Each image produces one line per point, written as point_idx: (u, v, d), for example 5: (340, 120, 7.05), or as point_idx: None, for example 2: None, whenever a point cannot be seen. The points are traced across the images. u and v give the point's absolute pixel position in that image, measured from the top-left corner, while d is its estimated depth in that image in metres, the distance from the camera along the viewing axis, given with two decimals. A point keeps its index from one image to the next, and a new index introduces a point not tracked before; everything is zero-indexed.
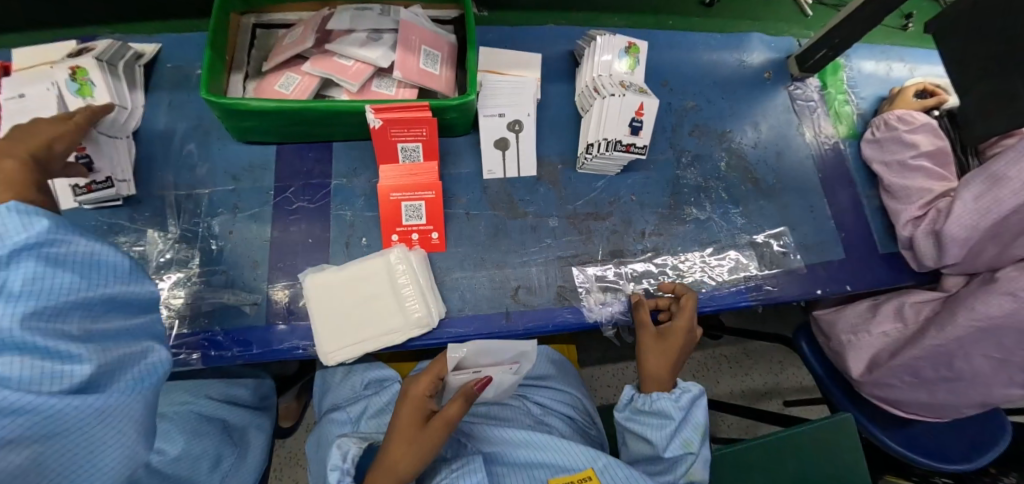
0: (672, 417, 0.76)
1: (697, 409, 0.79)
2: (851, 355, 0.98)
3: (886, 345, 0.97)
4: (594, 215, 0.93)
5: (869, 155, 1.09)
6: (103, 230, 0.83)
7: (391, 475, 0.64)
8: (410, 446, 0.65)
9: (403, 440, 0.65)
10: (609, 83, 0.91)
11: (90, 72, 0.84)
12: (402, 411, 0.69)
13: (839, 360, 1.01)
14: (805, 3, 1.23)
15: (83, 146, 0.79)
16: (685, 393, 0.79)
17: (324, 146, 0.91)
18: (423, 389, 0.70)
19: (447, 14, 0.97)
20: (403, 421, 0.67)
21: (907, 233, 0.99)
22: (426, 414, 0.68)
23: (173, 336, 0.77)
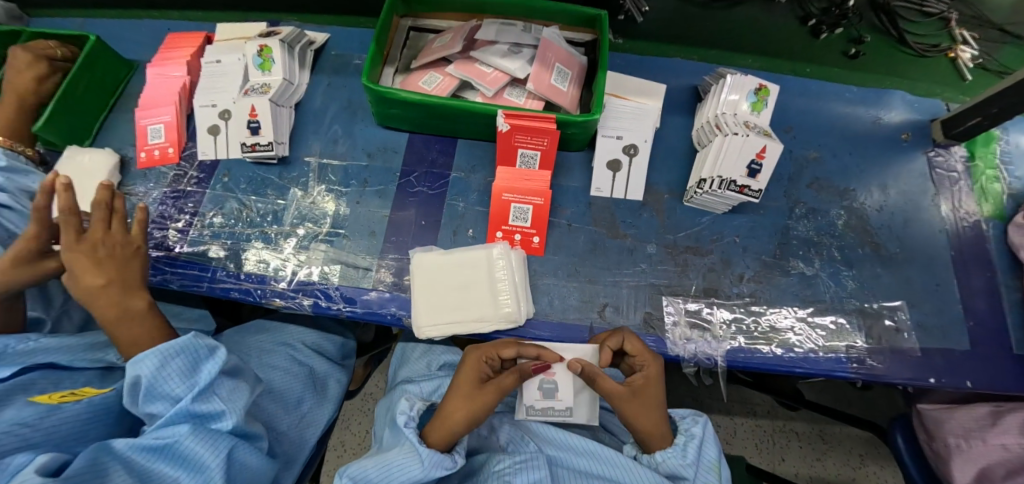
0: (684, 477, 0.70)
1: (709, 443, 0.74)
2: (956, 462, 0.86)
3: (1005, 461, 0.85)
4: (694, 250, 0.93)
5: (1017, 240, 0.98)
6: (257, 182, 0.96)
7: (448, 424, 0.70)
8: (467, 403, 0.71)
9: (462, 396, 0.72)
10: (732, 122, 0.91)
11: (273, 52, 0.98)
12: (460, 371, 0.75)
13: (941, 466, 0.89)
14: (966, 66, 1.15)
15: (257, 113, 0.93)
16: (688, 441, 0.73)
17: (449, 141, 0.99)
18: (481, 354, 0.75)
19: (582, 37, 1.03)
20: (461, 381, 0.74)
21: None
22: (481, 376, 0.74)
23: (294, 282, 0.87)
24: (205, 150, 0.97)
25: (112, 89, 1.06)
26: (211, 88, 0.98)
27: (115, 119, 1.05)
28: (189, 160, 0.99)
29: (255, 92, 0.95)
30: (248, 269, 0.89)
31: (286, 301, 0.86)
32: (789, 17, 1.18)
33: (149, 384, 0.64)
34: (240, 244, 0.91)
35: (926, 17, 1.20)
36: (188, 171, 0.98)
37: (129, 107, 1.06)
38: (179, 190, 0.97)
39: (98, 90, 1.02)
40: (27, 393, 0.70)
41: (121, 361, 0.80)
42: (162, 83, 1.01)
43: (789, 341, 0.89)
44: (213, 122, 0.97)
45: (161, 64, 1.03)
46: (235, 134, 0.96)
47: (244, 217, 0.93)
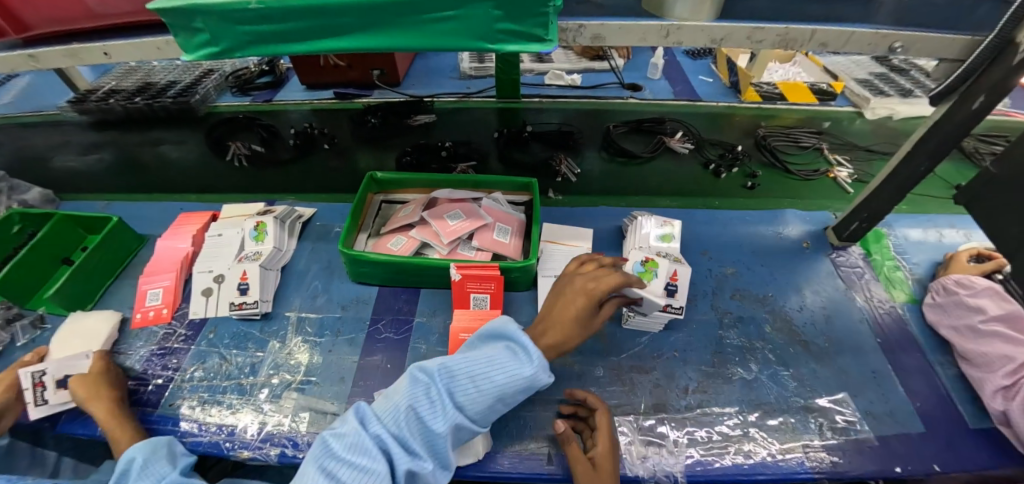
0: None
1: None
2: None
3: None
4: (638, 368, 1.01)
5: (933, 319, 1.09)
6: (239, 336, 1.08)
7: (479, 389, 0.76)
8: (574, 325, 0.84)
9: (577, 307, 0.84)
10: (648, 252, 1.07)
11: (267, 226, 1.18)
12: (574, 292, 0.85)
13: None
14: (845, 182, 1.34)
15: (248, 276, 1.10)
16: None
17: (413, 290, 1.13)
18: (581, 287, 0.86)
19: (520, 198, 1.23)
20: (574, 289, 0.86)
21: (998, 405, 0.93)
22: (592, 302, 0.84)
23: (263, 433, 0.93)
24: (197, 309, 1.11)
25: (122, 259, 1.25)
26: (211, 257, 1.15)
27: (119, 284, 1.22)
28: (180, 318, 1.12)
29: (248, 259, 1.12)
30: (223, 423, 0.95)
31: (254, 452, 0.91)
32: (693, 164, 1.38)
33: (140, 464, 0.75)
34: (216, 396, 0.98)
35: (803, 149, 1.43)
36: (178, 328, 1.10)
37: (134, 274, 1.24)
38: (166, 347, 1.07)
39: (107, 262, 1.21)
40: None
41: None
42: (167, 254, 1.19)
43: (745, 450, 0.92)
44: (206, 284, 1.12)
45: (170, 235, 1.22)
46: (226, 296, 1.10)
47: (222, 370, 1.02)
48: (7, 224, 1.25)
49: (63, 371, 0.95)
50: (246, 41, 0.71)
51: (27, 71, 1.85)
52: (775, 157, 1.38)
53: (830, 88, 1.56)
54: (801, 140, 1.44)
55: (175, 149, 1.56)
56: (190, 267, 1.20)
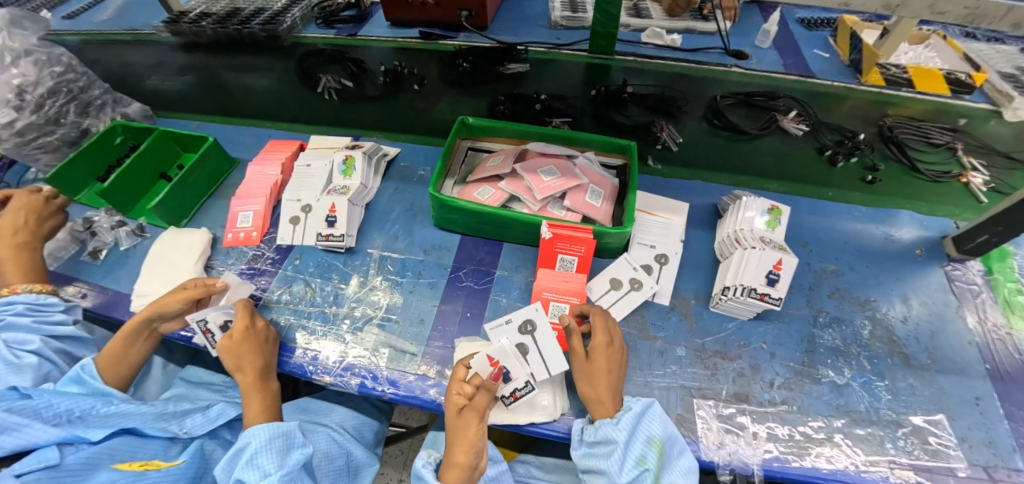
0: (616, 440, 0.79)
1: (653, 421, 0.82)
2: None
3: None
4: (722, 353, 0.97)
5: None
6: (324, 266, 1.10)
7: (455, 468, 0.79)
8: (468, 447, 0.80)
9: (460, 436, 0.81)
10: (751, 236, 1.01)
11: (355, 161, 1.19)
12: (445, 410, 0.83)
13: None
14: (979, 190, 1.21)
15: (336, 209, 1.11)
16: (625, 412, 0.82)
17: (496, 243, 1.12)
18: (456, 387, 0.84)
19: (614, 161, 1.18)
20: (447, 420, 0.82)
21: None
22: (460, 405, 0.82)
23: (345, 363, 0.95)
24: (284, 236, 1.13)
25: (216, 178, 1.29)
26: (300, 186, 1.16)
27: (212, 202, 1.26)
28: (268, 243, 1.15)
29: (336, 192, 1.14)
30: (306, 346, 0.98)
31: (337, 378, 0.94)
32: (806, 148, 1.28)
33: (254, 453, 0.77)
34: (301, 321, 1.02)
35: (934, 147, 1.30)
36: (266, 252, 1.13)
37: (226, 194, 1.27)
38: (256, 268, 1.11)
39: (202, 180, 1.24)
40: (112, 459, 0.80)
41: (179, 432, 0.88)
42: (257, 178, 1.21)
43: (826, 454, 0.88)
44: (294, 213, 1.14)
45: (261, 161, 1.25)
46: (314, 226, 1.12)
47: (308, 297, 1.05)
48: (111, 134, 1.30)
49: (222, 318, 0.92)
50: None
51: None
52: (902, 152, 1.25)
53: (969, 79, 1.35)
54: (932, 135, 1.30)
55: (264, 76, 1.57)
56: (278, 195, 1.22)
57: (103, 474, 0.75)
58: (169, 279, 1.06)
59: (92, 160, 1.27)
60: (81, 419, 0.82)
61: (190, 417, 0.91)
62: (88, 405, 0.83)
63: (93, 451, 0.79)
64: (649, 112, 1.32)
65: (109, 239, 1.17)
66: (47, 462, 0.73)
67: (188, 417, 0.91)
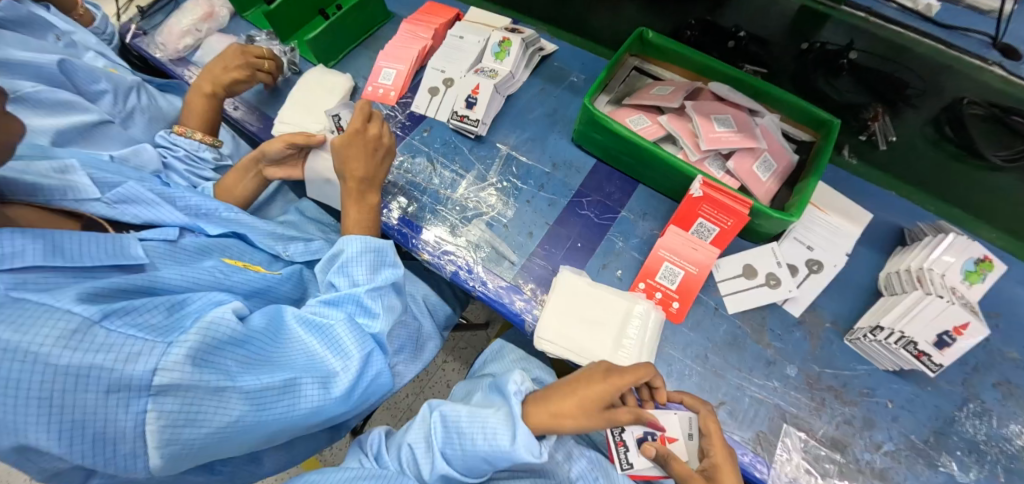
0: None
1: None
2: None
3: None
4: (837, 393, 0.85)
5: None
6: (449, 146, 1.05)
7: (550, 416, 0.69)
8: (575, 414, 0.69)
9: (582, 416, 0.69)
10: (938, 282, 0.82)
11: (512, 45, 1.05)
12: (604, 380, 0.70)
13: None
14: None
15: (479, 91, 1.02)
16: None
17: (630, 181, 0.98)
18: (621, 382, 0.69)
19: (800, 135, 0.98)
20: (592, 390, 0.70)
21: None
22: (606, 403, 0.69)
23: (445, 245, 0.94)
24: (420, 104, 1.08)
25: (369, 28, 1.23)
26: (447, 57, 1.09)
27: (360, 51, 1.22)
28: (402, 106, 1.11)
29: (483, 73, 1.04)
30: (414, 217, 0.97)
31: (433, 258, 0.93)
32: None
33: (345, 261, 0.75)
34: (416, 191, 1.00)
35: None
36: (398, 115, 1.10)
37: (375, 47, 1.23)
38: None
39: (359, 23, 1.19)
40: (222, 254, 0.81)
41: (283, 254, 0.88)
42: (409, 38, 1.14)
43: None
44: (435, 84, 1.08)
45: (416, 22, 1.17)
46: (451, 103, 1.05)
47: (426, 172, 1.02)
48: None
49: None
50: None
51: None
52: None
53: None
54: None
55: None
56: (424, 61, 1.16)
57: (211, 263, 0.76)
58: (307, 115, 1.07)
59: None
60: (204, 215, 0.85)
61: (297, 244, 0.92)
62: (211, 206, 0.85)
63: (205, 239, 0.80)
64: (862, 90, 0.93)
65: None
66: (164, 237, 0.75)
67: (292, 244, 0.91)
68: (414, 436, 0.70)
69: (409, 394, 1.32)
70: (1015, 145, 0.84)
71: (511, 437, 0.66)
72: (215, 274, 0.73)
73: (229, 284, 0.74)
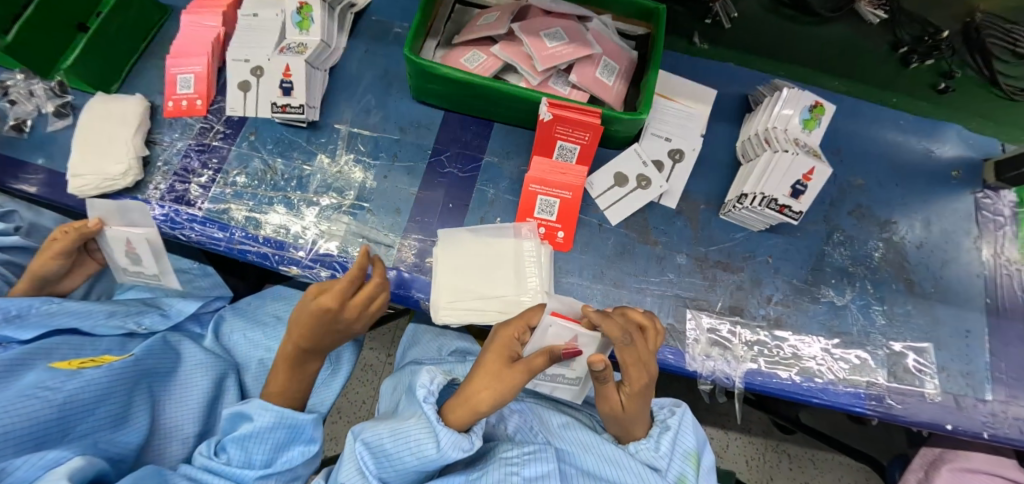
0: (658, 466, 0.70)
1: (687, 432, 0.74)
2: None
3: None
4: (724, 265, 0.90)
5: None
6: (284, 143, 0.93)
7: (467, 405, 0.65)
8: (491, 383, 0.66)
9: (487, 375, 0.66)
10: (782, 138, 0.87)
11: (313, 10, 0.93)
12: (491, 348, 0.70)
13: None
14: None
15: (292, 73, 0.90)
16: (664, 432, 0.73)
17: (485, 124, 0.93)
18: (509, 332, 0.72)
19: (634, 30, 0.96)
20: (490, 356, 0.69)
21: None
22: (509, 355, 0.69)
23: (314, 252, 0.86)
24: (234, 106, 0.94)
25: (145, 31, 1.03)
26: (247, 42, 0.94)
27: (145, 62, 1.03)
28: (217, 114, 0.97)
29: (290, 52, 0.91)
30: (273, 234, 0.87)
31: (304, 271, 0.84)
32: None
33: (245, 435, 0.66)
34: (262, 204, 0.89)
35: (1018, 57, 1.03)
36: (215, 126, 0.96)
37: (161, 52, 1.04)
38: (204, 144, 0.94)
39: (129, 28, 1.00)
40: (48, 358, 0.73)
41: (138, 329, 0.84)
42: (195, 31, 0.98)
43: (810, 371, 0.87)
44: (244, 77, 0.93)
45: (195, 10, 0.99)
46: (267, 94, 0.92)
47: (268, 179, 0.91)
48: None
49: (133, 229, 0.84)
50: None
51: None
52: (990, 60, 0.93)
53: None
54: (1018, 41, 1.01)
55: None
56: (223, 53, 1.00)
57: (32, 375, 0.68)
58: (102, 154, 0.89)
59: None
60: (19, 318, 0.75)
61: (150, 314, 0.86)
62: (25, 305, 0.76)
63: (20, 350, 0.71)
64: None
65: (30, 109, 0.96)
66: None
67: (145, 315, 0.86)
68: (346, 472, 0.64)
69: (361, 394, 1.29)
70: None
71: (435, 439, 0.64)
72: (39, 394, 0.64)
73: (62, 399, 0.65)
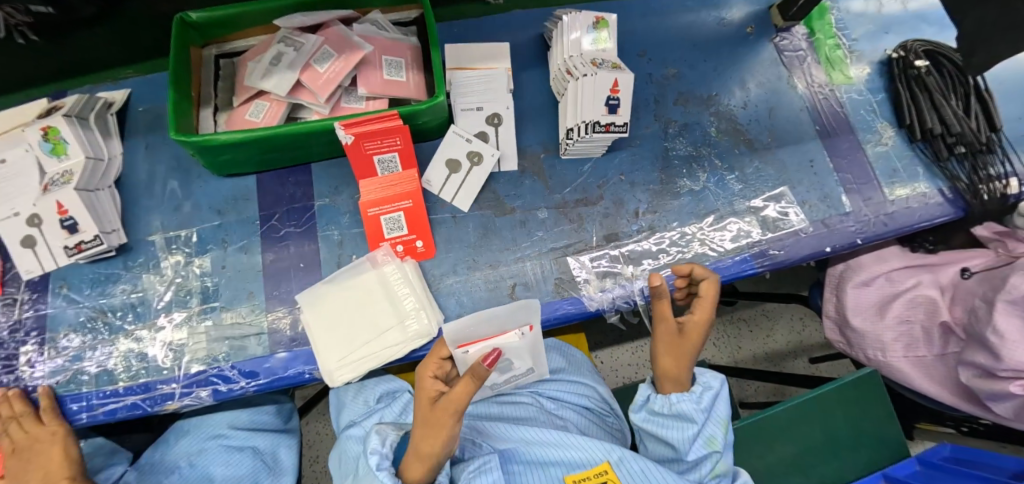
0: (695, 420, 0.70)
1: (722, 400, 0.74)
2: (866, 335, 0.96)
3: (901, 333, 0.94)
4: (585, 201, 0.91)
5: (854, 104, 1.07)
6: (102, 280, 0.84)
7: (418, 460, 0.62)
8: (427, 434, 0.61)
9: (421, 426, 0.61)
10: (581, 62, 0.88)
11: (61, 130, 0.80)
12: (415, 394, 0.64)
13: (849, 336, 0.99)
14: None
15: (68, 208, 0.78)
16: (706, 390, 0.72)
17: (304, 169, 0.88)
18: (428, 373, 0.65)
19: (407, 16, 0.92)
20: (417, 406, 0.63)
21: (895, 206, 1.00)
22: (434, 396, 0.63)
23: (184, 376, 0.78)
24: (30, 267, 0.83)
25: None
26: (7, 194, 0.81)
27: None
28: (13, 283, 0.84)
29: (56, 186, 0.79)
30: (131, 378, 0.79)
31: (182, 400, 0.77)
32: None
33: None
34: (104, 353, 0.80)
35: None
36: (17, 296, 0.83)
37: None
38: (13, 322, 0.82)
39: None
40: None
41: None
42: None
43: (696, 260, 0.91)
44: (24, 231, 0.81)
45: None
46: (53, 237, 0.80)
47: (101, 323, 0.82)
48: None
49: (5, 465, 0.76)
50: None
51: None
52: None
53: None
54: None
55: None
56: None
57: None
58: None
59: None
60: None
61: None
62: None
63: None
64: None
65: None
66: None
67: None
68: None
69: None
70: None
71: None
72: None
73: None
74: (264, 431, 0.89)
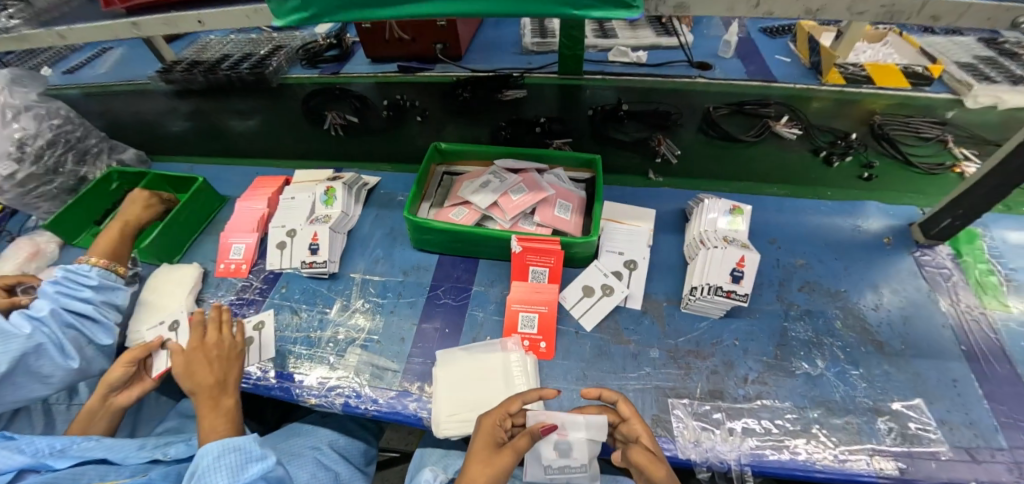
0: None
1: None
2: None
3: None
4: (695, 352, 0.99)
5: (1010, 335, 1.02)
6: (309, 293, 1.12)
7: None
8: (484, 469, 0.73)
9: (480, 461, 0.74)
10: (713, 237, 1.04)
11: (336, 191, 1.20)
12: (478, 435, 0.78)
13: None
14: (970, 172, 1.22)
15: (319, 237, 1.13)
16: None
17: (472, 261, 1.13)
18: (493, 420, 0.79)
19: (582, 176, 1.21)
20: (478, 444, 0.77)
21: None
22: (495, 440, 0.77)
23: (325, 386, 0.97)
24: (273, 261, 1.15)
25: (205, 217, 1.29)
26: (284, 216, 1.17)
27: (203, 240, 1.27)
28: (258, 273, 1.17)
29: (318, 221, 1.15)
30: (290, 369, 1.00)
31: (321, 400, 0.95)
32: (800, 150, 1.34)
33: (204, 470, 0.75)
34: (287, 345, 1.03)
35: (924, 141, 1.32)
36: (254, 282, 1.15)
37: (216, 232, 1.28)
38: (244, 298, 1.13)
39: (194, 216, 1.26)
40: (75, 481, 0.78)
41: (163, 458, 0.88)
42: (244, 213, 1.23)
43: (804, 445, 0.89)
44: (280, 238, 1.16)
45: (248, 197, 1.26)
46: (298, 252, 1.13)
47: (293, 324, 1.07)
48: (108, 181, 1.31)
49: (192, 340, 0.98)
50: (337, 5, 0.75)
51: (120, 42, 1.86)
52: (894, 147, 1.30)
53: (924, 71, 1.42)
54: (921, 130, 1.33)
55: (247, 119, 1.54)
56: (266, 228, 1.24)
57: None
58: (160, 312, 1.07)
59: (86, 211, 1.28)
60: (61, 451, 0.81)
61: (175, 444, 0.91)
62: (69, 439, 0.82)
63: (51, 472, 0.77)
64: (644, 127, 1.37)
65: None
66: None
67: (172, 445, 0.91)
68: None
69: None
70: (752, 127, 1.37)
71: None
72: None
73: None
74: (352, 467, 1.00)
